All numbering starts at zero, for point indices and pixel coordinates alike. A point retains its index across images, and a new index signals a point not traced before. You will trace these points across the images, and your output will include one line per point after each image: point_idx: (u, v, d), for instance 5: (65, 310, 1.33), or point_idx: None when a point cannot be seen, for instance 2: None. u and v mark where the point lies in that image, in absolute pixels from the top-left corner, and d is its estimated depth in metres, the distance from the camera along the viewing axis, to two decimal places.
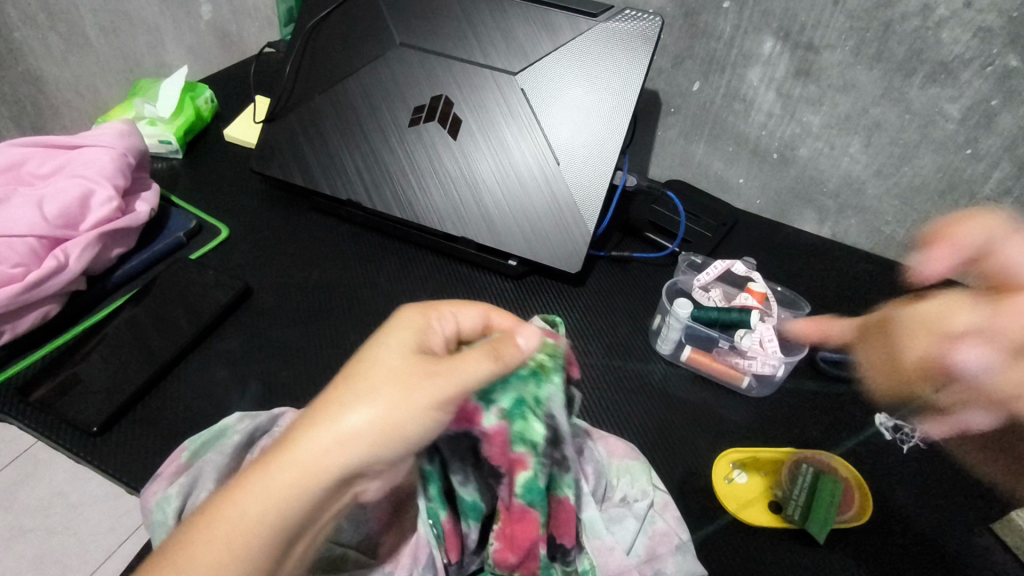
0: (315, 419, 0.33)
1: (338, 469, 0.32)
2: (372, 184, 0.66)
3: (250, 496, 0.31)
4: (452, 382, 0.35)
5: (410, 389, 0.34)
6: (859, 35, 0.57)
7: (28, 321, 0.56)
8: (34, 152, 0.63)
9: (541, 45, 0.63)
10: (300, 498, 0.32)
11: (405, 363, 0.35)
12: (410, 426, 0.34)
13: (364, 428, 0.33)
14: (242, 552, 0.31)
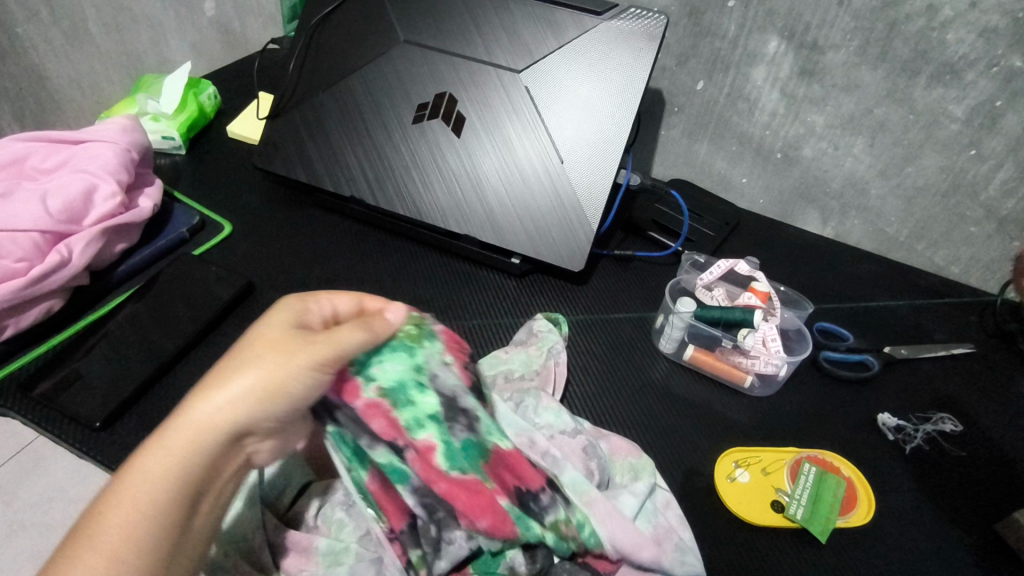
0: (203, 393, 0.35)
1: (230, 427, 0.35)
2: (376, 181, 0.66)
3: (140, 469, 0.33)
4: (330, 346, 0.38)
5: (288, 353, 0.37)
6: (864, 35, 0.57)
7: (31, 316, 0.56)
8: (37, 147, 0.63)
9: (545, 42, 0.63)
10: (189, 460, 0.34)
11: (280, 334, 0.38)
12: (293, 383, 0.36)
13: (245, 390, 0.35)
14: (140, 527, 0.32)
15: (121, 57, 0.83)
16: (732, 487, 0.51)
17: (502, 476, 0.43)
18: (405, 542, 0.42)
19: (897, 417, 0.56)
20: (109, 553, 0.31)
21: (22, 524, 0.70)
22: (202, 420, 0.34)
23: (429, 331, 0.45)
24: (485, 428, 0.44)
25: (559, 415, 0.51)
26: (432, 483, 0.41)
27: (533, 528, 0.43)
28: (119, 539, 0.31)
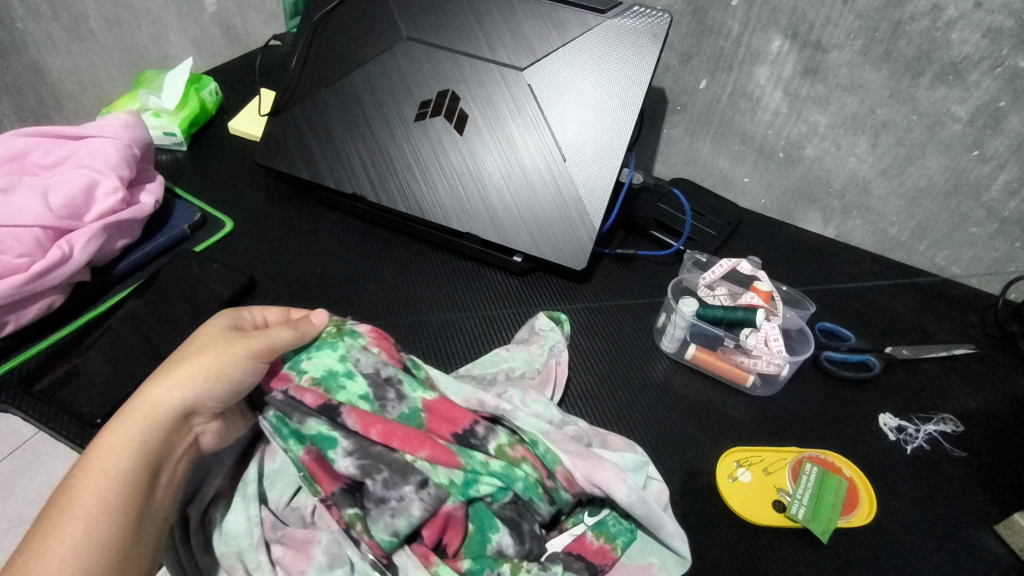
0: (155, 383, 0.40)
1: (181, 401, 0.40)
2: (378, 178, 0.66)
3: (107, 439, 0.38)
4: (263, 338, 0.44)
5: (229, 342, 0.43)
6: (868, 35, 0.57)
7: (32, 312, 0.56)
8: (38, 142, 0.63)
9: (549, 40, 0.63)
10: (150, 430, 0.39)
11: (219, 332, 0.44)
12: (235, 367, 0.42)
13: (193, 371, 0.41)
14: (115, 480, 0.37)
15: (122, 52, 0.83)
16: (734, 486, 0.51)
17: (436, 425, 0.47)
18: (341, 502, 0.44)
19: (899, 417, 0.56)
20: (91, 505, 0.35)
21: (22, 519, 0.70)
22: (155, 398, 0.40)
23: (351, 330, 0.51)
24: (409, 386, 0.48)
25: (547, 406, 0.52)
26: (366, 434, 0.45)
27: (478, 458, 0.47)
28: (98, 496, 0.36)
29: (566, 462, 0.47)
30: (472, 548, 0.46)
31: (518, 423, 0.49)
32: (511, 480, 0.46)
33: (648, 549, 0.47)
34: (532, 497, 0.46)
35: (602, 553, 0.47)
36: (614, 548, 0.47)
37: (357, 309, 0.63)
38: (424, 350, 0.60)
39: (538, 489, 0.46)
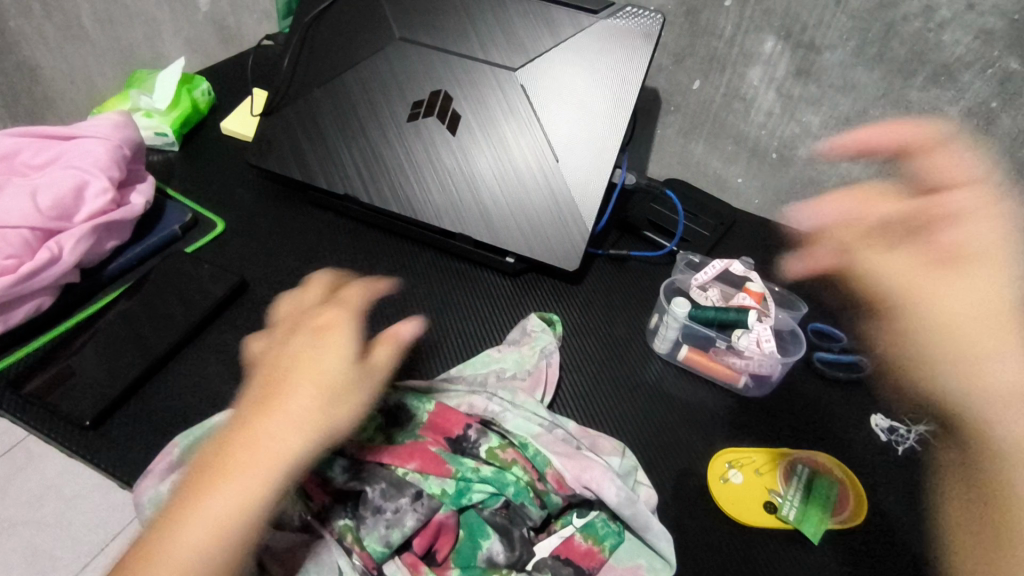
0: (290, 410, 0.39)
1: (296, 458, 0.38)
2: (370, 179, 0.66)
3: (221, 496, 0.36)
4: (369, 382, 0.43)
5: (342, 392, 0.41)
6: (860, 35, 0.57)
7: (21, 312, 0.56)
8: (28, 142, 0.63)
9: (541, 40, 0.63)
10: (265, 488, 0.37)
11: (339, 372, 0.42)
12: (350, 420, 0.41)
13: (305, 428, 0.39)
14: (223, 537, 0.35)
15: (114, 52, 0.83)
16: (725, 487, 0.51)
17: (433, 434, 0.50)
18: (333, 514, 0.45)
19: (891, 418, 0.56)
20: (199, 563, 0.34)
21: (14, 521, 0.70)
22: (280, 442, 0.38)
23: None
24: (413, 401, 0.51)
25: (535, 410, 0.51)
26: (361, 452, 0.48)
27: (469, 465, 0.48)
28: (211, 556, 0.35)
29: (557, 463, 0.48)
30: (463, 555, 0.46)
31: (508, 426, 0.50)
32: (501, 485, 0.47)
33: (636, 551, 0.47)
34: (524, 501, 0.47)
35: (591, 555, 0.46)
36: (603, 550, 0.47)
37: None
38: (416, 352, 0.59)
39: (529, 493, 0.47)
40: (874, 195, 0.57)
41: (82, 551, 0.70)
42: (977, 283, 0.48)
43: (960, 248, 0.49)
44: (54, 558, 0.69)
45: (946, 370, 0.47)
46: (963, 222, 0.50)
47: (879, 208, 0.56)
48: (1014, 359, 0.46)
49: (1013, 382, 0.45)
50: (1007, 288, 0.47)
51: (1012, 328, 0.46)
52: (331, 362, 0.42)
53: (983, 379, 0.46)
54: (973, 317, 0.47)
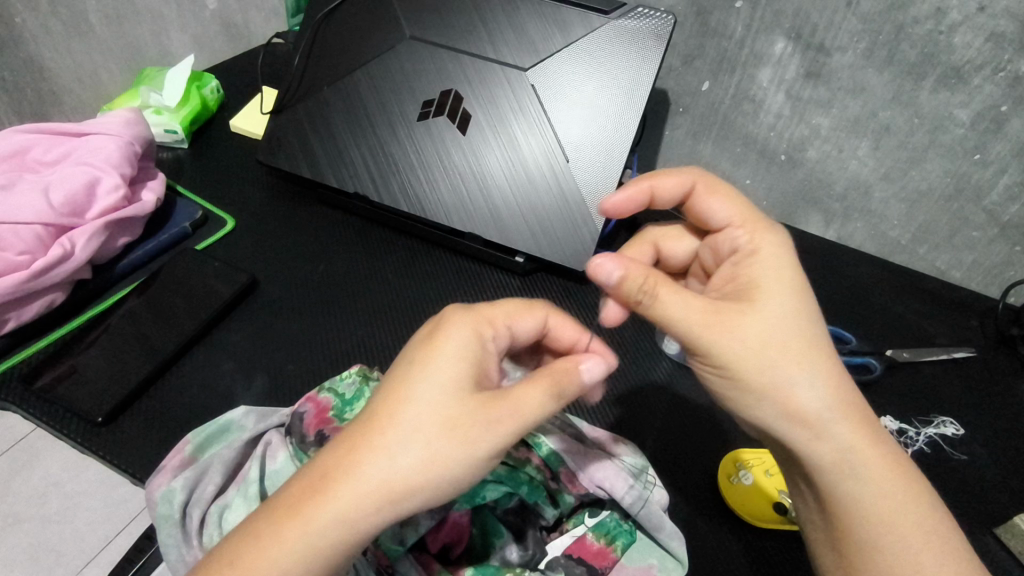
0: (413, 428, 0.34)
1: (411, 497, 0.33)
2: (379, 178, 0.66)
3: (320, 518, 0.32)
4: (503, 433, 0.34)
5: (469, 436, 0.34)
6: (871, 38, 0.57)
7: (33, 309, 0.56)
8: (39, 139, 0.63)
9: (553, 40, 0.63)
10: (368, 522, 0.32)
11: (459, 405, 0.34)
12: (465, 475, 0.34)
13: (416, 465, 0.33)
14: (312, 560, 0.32)
15: (123, 48, 0.82)
16: (741, 488, 0.51)
17: None
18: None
19: (899, 420, 0.56)
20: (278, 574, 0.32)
21: (18, 517, 0.71)
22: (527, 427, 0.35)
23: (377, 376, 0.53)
24: None
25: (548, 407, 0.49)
26: None
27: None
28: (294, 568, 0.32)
29: (568, 462, 0.48)
30: (477, 554, 0.47)
31: None
32: (516, 484, 0.46)
33: (648, 551, 0.47)
34: (537, 501, 0.47)
35: (603, 554, 0.47)
36: (615, 549, 0.47)
37: (358, 309, 0.62)
38: None
39: (543, 492, 0.47)
40: (668, 237, 0.50)
41: (87, 548, 0.70)
42: (760, 316, 0.39)
43: (754, 285, 0.40)
44: (58, 554, 0.70)
45: (758, 409, 0.39)
46: (746, 260, 0.42)
47: (677, 248, 0.49)
48: (820, 390, 0.38)
49: (819, 408, 0.38)
50: (783, 316, 0.39)
51: (803, 356, 0.38)
52: (532, 395, 0.36)
53: (812, 429, 0.38)
54: (756, 350, 0.38)
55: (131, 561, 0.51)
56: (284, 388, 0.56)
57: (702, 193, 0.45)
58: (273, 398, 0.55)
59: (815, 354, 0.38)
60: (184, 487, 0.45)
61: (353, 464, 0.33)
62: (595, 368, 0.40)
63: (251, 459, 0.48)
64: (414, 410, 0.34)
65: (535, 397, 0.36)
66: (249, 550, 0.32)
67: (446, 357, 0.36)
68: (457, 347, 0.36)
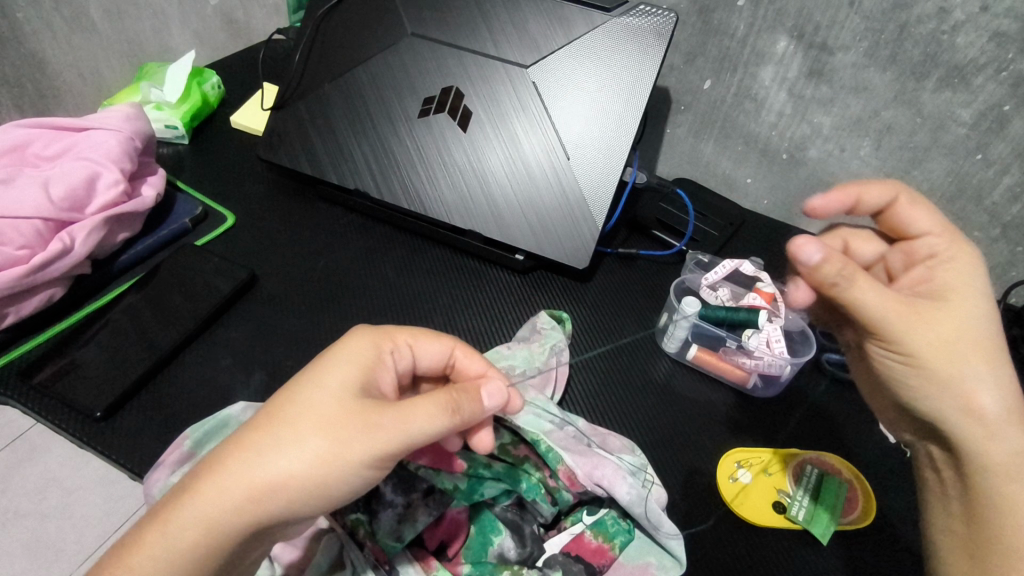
0: (294, 433, 0.36)
1: (281, 498, 0.35)
2: (380, 174, 0.65)
3: (188, 513, 0.34)
4: (379, 444, 0.35)
5: (343, 439, 0.35)
6: (874, 37, 0.56)
7: (32, 304, 0.56)
8: (40, 133, 0.63)
9: (554, 37, 0.63)
10: (237, 522, 0.34)
11: (338, 411, 0.36)
12: (339, 480, 0.35)
13: (288, 469, 0.35)
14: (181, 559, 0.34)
15: (123, 44, 0.82)
16: (734, 485, 0.51)
17: None
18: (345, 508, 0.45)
19: None
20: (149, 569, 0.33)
21: (17, 512, 0.71)
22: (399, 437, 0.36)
23: None
24: None
25: (545, 407, 0.51)
26: None
27: (482, 461, 0.49)
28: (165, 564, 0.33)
29: (568, 460, 0.48)
30: (474, 551, 0.47)
31: (520, 422, 0.50)
32: (514, 481, 0.48)
33: (647, 549, 0.47)
34: (536, 498, 0.48)
35: (602, 552, 0.47)
36: (613, 548, 0.47)
37: (358, 306, 0.62)
38: None
39: (541, 489, 0.48)
40: (856, 238, 0.48)
41: (86, 543, 0.70)
42: (949, 320, 0.39)
43: (946, 287, 0.40)
44: (57, 550, 0.69)
45: (930, 400, 0.39)
46: (940, 265, 0.41)
47: (865, 250, 0.48)
48: (992, 392, 0.38)
49: (999, 410, 0.38)
50: (979, 328, 0.39)
51: (993, 358, 0.38)
52: (418, 413, 0.37)
53: (985, 427, 0.38)
54: (943, 345, 0.38)
55: None
56: (283, 384, 0.56)
57: (904, 205, 0.44)
58: (272, 394, 0.55)
59: (993, 357, 0.38)
60: (180, 484, 0.46)
61: (228, 462, 0.35)
62: (495, 394, 0.41)
63: None
64: (292, 413, 0.36)
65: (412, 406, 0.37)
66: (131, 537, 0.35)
67: (334, 372, 0.38)
68: (344, 362, 0.39)
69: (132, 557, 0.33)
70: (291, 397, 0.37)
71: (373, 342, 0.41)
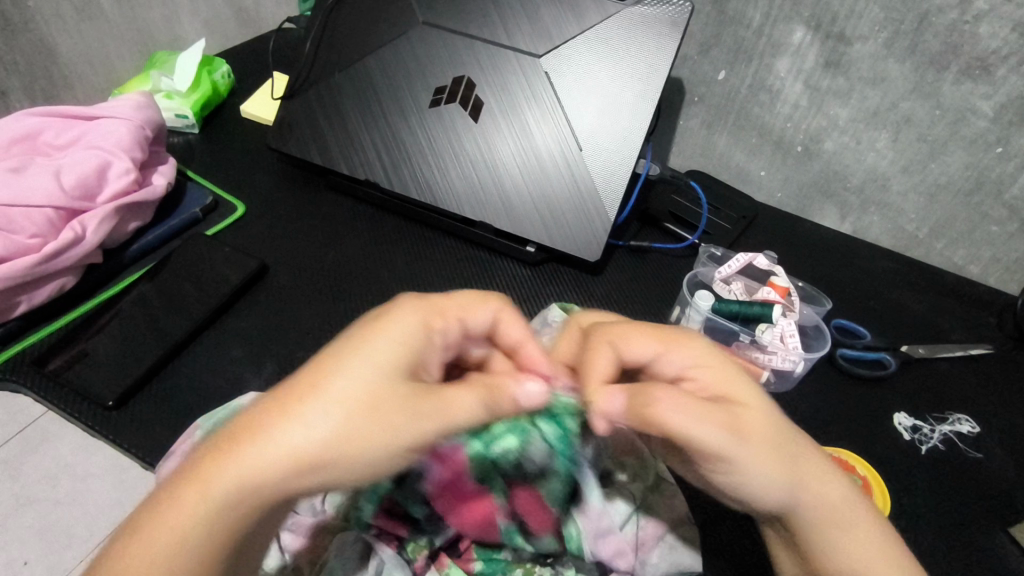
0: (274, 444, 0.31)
1: (233, 510, 0.31)
2: (390, 165, 0.65)
3: (221, 478, 0.30)
4: (440, 421, 0.34)
5: (348, 425, 0.32)
6: (893, 27, 0.55)
7: (44, 293, 0.56)
8: (51, 122, 0.62)
9: (567, 27, 0.62)
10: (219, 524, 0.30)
11: (386, 389, 0.33)
12: (352, 454, 0.32)
13: (304, 449, 0.31)
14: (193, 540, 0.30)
15: (133, 33, 0.82)
16: None
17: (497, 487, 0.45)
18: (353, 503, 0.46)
19: (914, 417, 0.56)
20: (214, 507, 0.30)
21: (31, 498, 0.72)
22: (697, 459, 0.37)
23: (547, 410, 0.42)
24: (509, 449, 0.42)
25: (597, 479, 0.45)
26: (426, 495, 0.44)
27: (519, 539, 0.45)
28: (215, 507, 0.30)
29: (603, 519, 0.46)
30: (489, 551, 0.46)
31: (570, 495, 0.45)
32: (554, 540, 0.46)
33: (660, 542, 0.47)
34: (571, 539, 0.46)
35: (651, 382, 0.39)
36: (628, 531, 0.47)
37: (368, 298, 0.62)
38: None
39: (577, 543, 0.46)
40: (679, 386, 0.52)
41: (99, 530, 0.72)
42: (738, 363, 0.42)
43: None
44: (69, 536, 0.70)
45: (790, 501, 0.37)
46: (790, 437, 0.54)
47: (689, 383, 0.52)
48: (874, 566, 0.37)
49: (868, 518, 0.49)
50: (750, 387, 0.39)
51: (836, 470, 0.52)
52: (465, 400, 0.36)
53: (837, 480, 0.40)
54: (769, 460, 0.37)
55: None
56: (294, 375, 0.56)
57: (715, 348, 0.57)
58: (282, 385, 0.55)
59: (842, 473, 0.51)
60: None
61: (265, 428, 0.31)
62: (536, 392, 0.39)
63: None
64: (640, 324, 0.42)
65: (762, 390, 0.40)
66: (188, 480, 0.31)
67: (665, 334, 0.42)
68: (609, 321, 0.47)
69: (172, 510, 0.30)
70: (680, 330, 0.42)
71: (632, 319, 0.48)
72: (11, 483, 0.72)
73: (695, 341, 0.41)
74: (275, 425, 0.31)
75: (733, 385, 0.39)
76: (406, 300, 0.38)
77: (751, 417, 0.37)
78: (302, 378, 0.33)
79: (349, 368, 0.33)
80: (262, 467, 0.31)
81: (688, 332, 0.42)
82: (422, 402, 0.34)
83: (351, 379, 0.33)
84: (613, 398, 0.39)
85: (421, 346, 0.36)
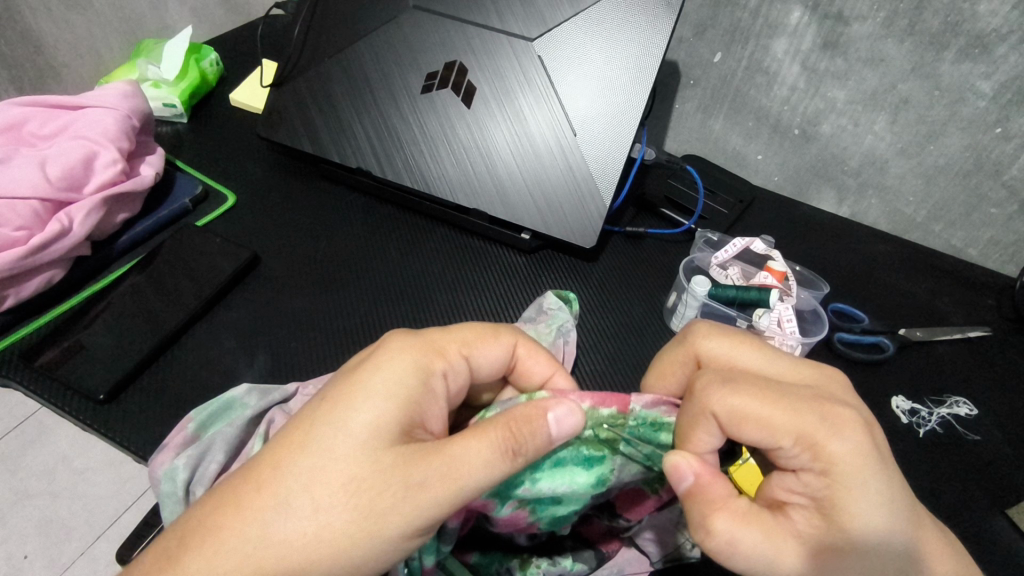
0: (261, 531, 0.32)
1: None
2: (383, 152, 0.64)
3: (202, 560, 0.32)
4: (441, 497, 0.33)
5: (333, 510, 0.33)
6: (892, 6, 0.54)
7: (32, 286, 0.55)
8: (35, 112, 0.61)
9: (560, 9, 0.60)
10: None
11: (376, 465, 0.34)
12: (339, 541, 0.33)
13: (291, 540, 0.32)
14: None
15: (121, 21, 0.81)
16: (750, 468, 0.43)
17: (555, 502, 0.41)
18: None
19: (912, 401, 0.55)
20: None
21: (27, 492, 0.72)
22: None
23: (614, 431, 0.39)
24: (578, 482, 0.39)
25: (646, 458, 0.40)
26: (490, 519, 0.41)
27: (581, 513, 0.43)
28: None
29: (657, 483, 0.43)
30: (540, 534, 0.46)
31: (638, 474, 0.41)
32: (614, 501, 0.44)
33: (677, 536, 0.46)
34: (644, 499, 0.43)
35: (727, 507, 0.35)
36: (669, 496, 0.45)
37: (361, 287, 0.62)
38: (431, 327, 0.59)
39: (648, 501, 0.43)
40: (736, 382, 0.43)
41: (97, 522, 0.71)
42: (892, 473, 0.35)
43: None
44: (68, 529, 0.70)
45: None
46: None
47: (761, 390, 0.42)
48: None
49: None
50: (874, 516, 0.34)
51: None
52: (467, 460, 0.34)
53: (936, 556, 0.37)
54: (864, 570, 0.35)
55: (141, 536, 0.54)
56: (287, 366, 0.55)
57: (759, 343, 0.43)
58: (278, 377, 0.54)
59: None
60: (187, 465, 0.45)
61: (244, 512, 0.33)
62: (563, 420, 0.35)
63: (255, 436, 0.47)
64: (767, 408, 0.36)
65: (893, 522, 0.34)
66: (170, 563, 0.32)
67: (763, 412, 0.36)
68: (748, 363, 0.41)
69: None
70: (825, 429, 0.35)
71: (783, 358, 0.41)
72: (8, 478, 0.72)
73: (838, 456, 0.34)
74: (257, 514, 0.33)
75: (848, 520, 0.34)
76: (390, 346, 0.39)
77: (850, 560, 0.34)
78: (277, 449, 0.34)
79: (332, 441, 0.34)
80: (249, 561, 0.32)
81: (836, 431, 0.35)
82: (424, 465, 0.34)
83: (335, 457, 0.34)
84: (686, 468, 0.36)
85: (413, 392, 0.37)
